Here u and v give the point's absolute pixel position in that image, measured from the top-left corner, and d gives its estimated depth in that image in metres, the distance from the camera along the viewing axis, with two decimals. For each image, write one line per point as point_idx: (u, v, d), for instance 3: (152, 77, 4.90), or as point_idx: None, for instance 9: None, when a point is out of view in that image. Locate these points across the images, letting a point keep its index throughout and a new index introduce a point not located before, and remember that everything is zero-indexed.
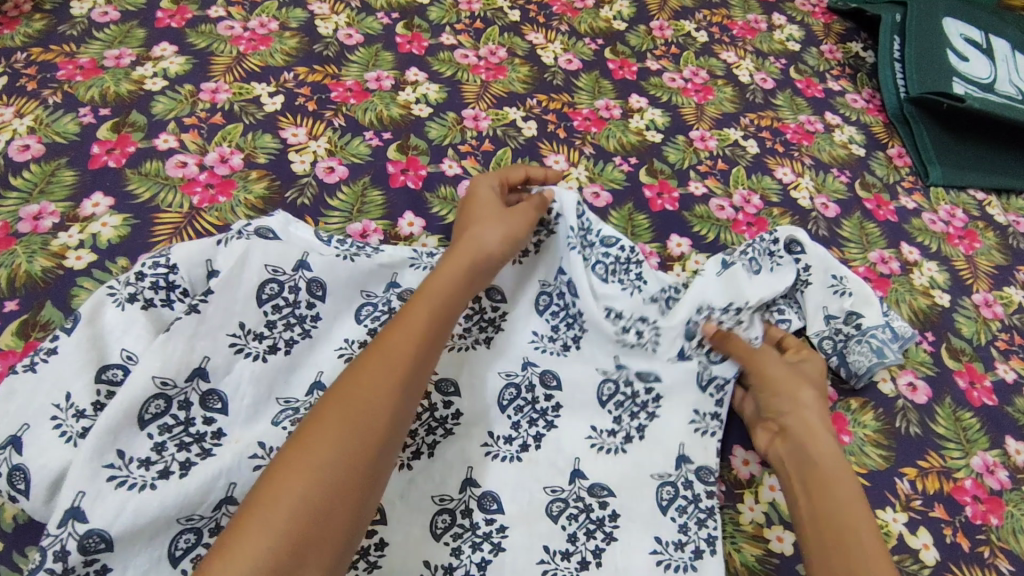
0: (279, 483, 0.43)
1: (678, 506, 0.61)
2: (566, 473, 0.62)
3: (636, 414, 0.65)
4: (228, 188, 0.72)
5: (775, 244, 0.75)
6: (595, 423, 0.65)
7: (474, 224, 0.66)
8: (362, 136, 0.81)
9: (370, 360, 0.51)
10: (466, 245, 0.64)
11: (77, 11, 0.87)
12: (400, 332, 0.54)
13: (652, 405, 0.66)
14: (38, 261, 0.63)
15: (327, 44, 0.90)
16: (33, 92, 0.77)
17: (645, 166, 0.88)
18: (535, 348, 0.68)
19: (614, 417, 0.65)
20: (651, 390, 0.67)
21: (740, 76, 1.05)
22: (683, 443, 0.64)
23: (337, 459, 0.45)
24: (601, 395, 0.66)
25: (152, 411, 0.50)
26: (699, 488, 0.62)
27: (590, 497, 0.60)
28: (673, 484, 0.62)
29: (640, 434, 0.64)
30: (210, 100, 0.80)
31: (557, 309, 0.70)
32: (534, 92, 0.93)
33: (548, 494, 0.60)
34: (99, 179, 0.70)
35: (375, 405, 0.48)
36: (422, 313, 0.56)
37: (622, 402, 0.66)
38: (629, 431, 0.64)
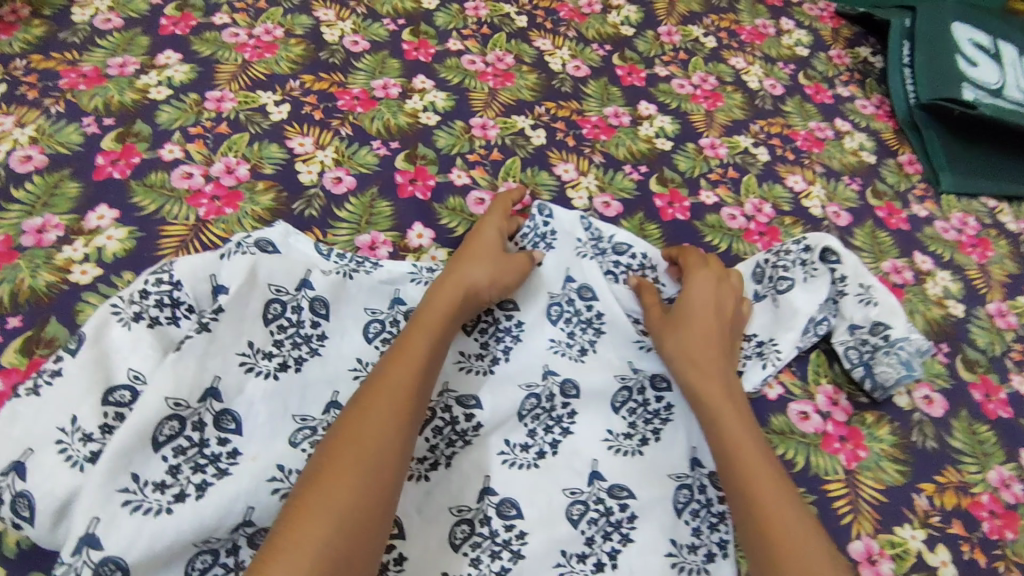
0: (308, 519, 0.43)
1: (692, 510, 0.60)
2: (585, 475, 0.60)
3: (650, 420, 0.64)
4: (235, 200, 0.71)
5: (807, 253, 0.75)
6: (612, 427, 0.64)
7: (467, 256, 0.66)
8: (370, 145, 0.80)
9: (376, 394, 0.51)
10: (457, 277, 0.64)
11: (79, 17, 0.86)
12: (403, 363, 0.54)
13: (665, 413, 0.65)
14: (42, 275, 0.62)
15: (333, 51, 0.89)
16: (34, 101, 0.76)
17: (655, 175, 0.87)
18: (554, 354, 0.67)
19: (628, 423, 0.64)
20: (662, 398, 0.66)
21: (750, 83, 1.05)
22: (696, 447, 0.63)
23: (356, 492, 0.45)
24: (615, 402, 0.65)
25: (166, 432, 0.49)
26: (712, 492, 0.61)
27: (609, 499, 0.59)
28: (689, 487, 0.61)
29: (655, 437, 0.64)
30: (215, 109, 0.79)
31: (570, 316, 0.69)
32: (542, 100, 0.92)
33: (567, 496, 0.59)
34: (103, 191, 0.69)
35: (383, 435, 0.49)
36: (423, 343, 0.56)
37: (635, 409, 0.65)
38: (645, 434, 0.64)
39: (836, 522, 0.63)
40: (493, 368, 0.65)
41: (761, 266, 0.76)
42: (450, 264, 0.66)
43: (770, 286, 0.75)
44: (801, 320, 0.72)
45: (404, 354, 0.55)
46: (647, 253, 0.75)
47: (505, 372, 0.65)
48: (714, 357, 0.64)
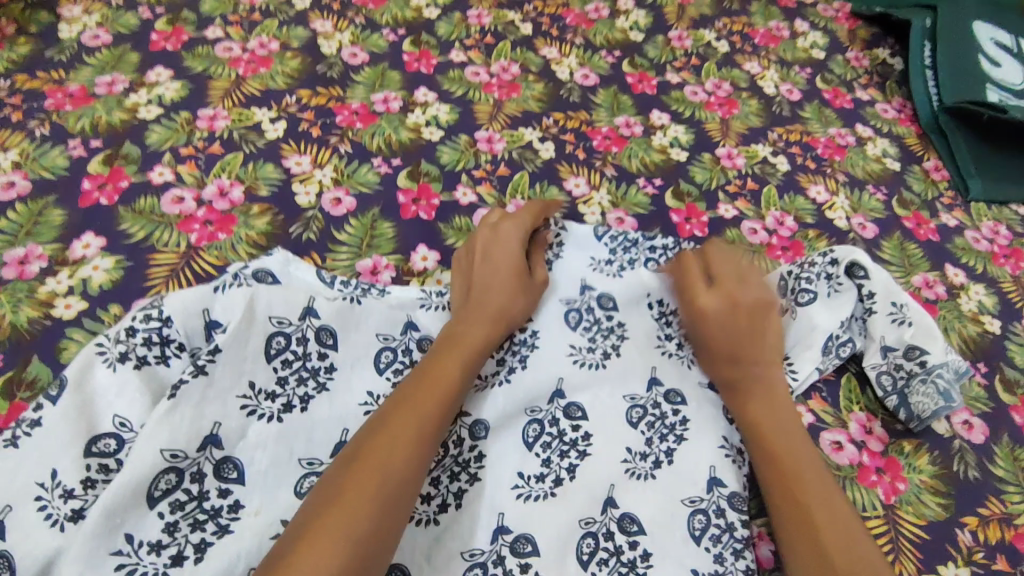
0: (307, 547, 0.38)
1: (712, 535, 0.55)
2: (599, 502, 0.56)
3: (665, 437, 0.60)
4: (228, 224, 0.67)
5: (834, 266, 0.70)
6: (630, 444, 0.59)
7: (501, 277, 0.62)
8: (370, 163, 0.76)
9: (405, 414, 0.48)
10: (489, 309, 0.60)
11: (66, 34, 0.83)
12: (432, 398, 0.50)
13: (680, 428, 0.61)
14: (23, 310, 0.58)
15: (330, 64, 0.86)
16: (18, 123, 0.72)
17: (671, 188, 0.83)
18: (575, 362, 0.63)
19: (646, 439, 0.60)
20: (679, 413, 0.62)
21: (766, 88, 1.00)
22: (715, 466, 0.59)
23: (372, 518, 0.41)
24: (630, 418, 0.61)
25: (162, 486, 0.46)
26: (733, 516, 0.56)
27: (620, 535, 0.54)
28: (705, 511, 0.56)
29: (669, 459, 0.59)
30: (208, 128, 0.75)
31: (590, 324, 0.66)
32: (550, 111, 0.88)
33: (581, 528, 0.54)
34: (90, 218, 0.65)
35: (403, 464, 0.45)
36: (455, 376, 0.53)
37: (653, 423, 0.61)
38: (659, 455, 0.59)
39: None
40: (509, 379, 0.61)
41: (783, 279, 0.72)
42: (487, 285, 0.62)
43: (789, 298, 0.70)
44: (819, 337, 0.67)
45: (431, 387, 0.51)
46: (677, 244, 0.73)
47: (520, 384, 0.60)
48: (774, 398, 0.61)
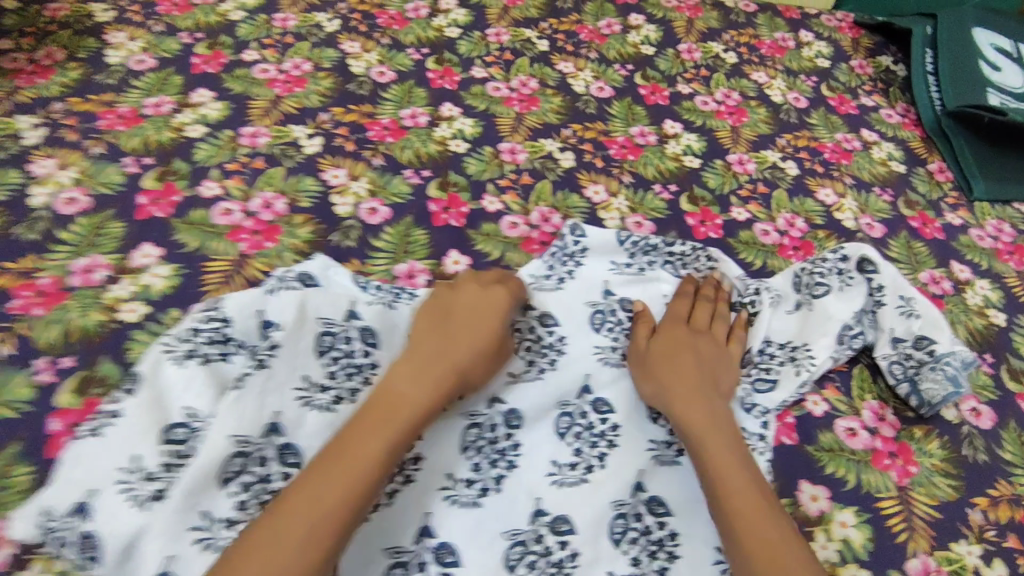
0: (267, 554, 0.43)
1: None
2: (630, 486, 0.60)
3: None
4: (274, 234, 0.72)
5: (844, 262, 0.75)
6: (653, 436, 0.63)
7: (457, 328, 0.60)
8: (402, 175, 0.81)
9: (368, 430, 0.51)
10: (439, 363, 0.56)
11: (113, 59, 0.89)
12: (371, 460, 0.49)
13: None
14: (92, 315, 0.63)
15: (360, 83, 0.91)
16: (74, 143, 0.77)
17: (686, 194, 0.87)
18: (598, 361, 0.67)
19: (668, 430, 0.63)
20: None
21: (773, 97, 1.05)
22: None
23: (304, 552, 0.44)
24: (652, 413, 0.64)
25: (232, 469, 0.50)
26: None
27: (649, 515, 0.58)
28: None
29: None
30: (250, 144, 0.80)
31: (612, 325, 0.70)
32: (568, 122, 0.92)
33: (613, 509, 0.58)
34: (147, 230, 0.70)
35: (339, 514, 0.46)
36: (388, 444, 0.50)
37: None
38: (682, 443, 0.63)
39: (890, 541, 0.61)
40: (540, 376, 0.64)
41: (797, 274, 0.76)
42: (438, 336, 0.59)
43: (805, 292, 0.74)
44: (833, 325, 0.72)
45: (353, 436, 0.50)
46: (696, 245, 0.78)
47: (551, 380, 0.64)
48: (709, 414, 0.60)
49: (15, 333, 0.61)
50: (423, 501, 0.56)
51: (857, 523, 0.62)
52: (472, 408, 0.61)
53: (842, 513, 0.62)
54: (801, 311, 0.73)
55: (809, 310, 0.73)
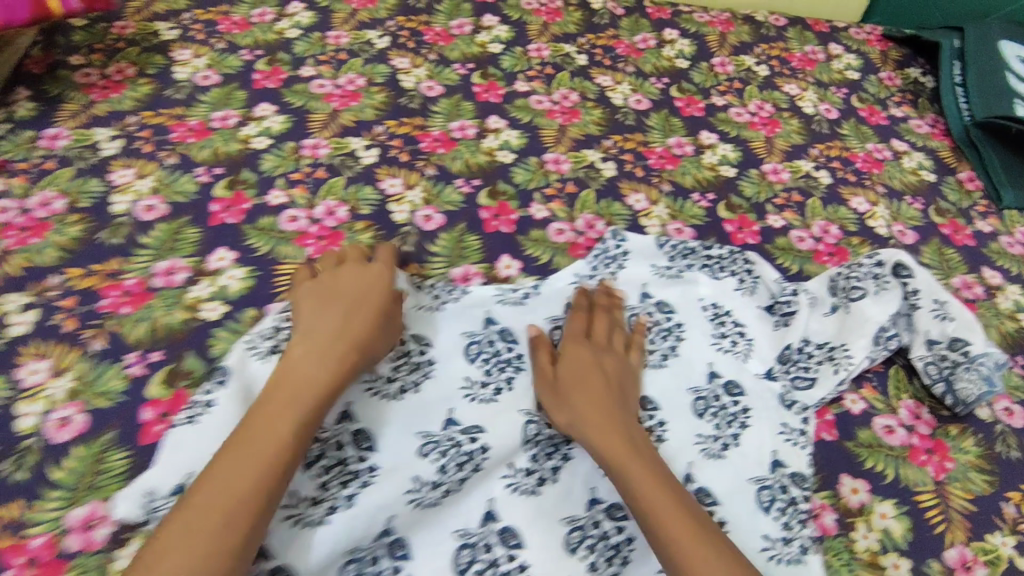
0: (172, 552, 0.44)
1: (778, 506, 0.62)
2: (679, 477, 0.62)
3: (730, 423, 0.67)
4: (337, 239, 0.77)
5: (880, 267, 0.79)
6: (700, 430, 0.66)
7: (352, 312, 0.60)
8: (454, 184, 0.85)
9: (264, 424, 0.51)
10: (324, 354, 0.56)
11: (180, 75, 0.94)
12: (269, 451, 0.49)
13: (742, 416, 0.68)
14: (176, 313, 0.68)
15: (411, 97, 0.96)
16: (149, 154, 0.83)
17: (724, 202, 0.90)
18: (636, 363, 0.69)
19: (714, 426, 0.66)
20: (739, 402, 0.69)
21: (805, 108, 1.08)
22: (776, 450, 0.66)
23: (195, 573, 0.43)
24: (696, 408, 0.67)
25: (314, 453, 0.56)
26: (795, 491, 0.63)
27: None
28: (770, 487, 0.63)
29: (736, 442, 0.66)
30: (312, 156, 0.85)
31: (650, 325, 0.73)
32: (609, 134, 0.97)
33: None
34: (220, 235, 0.75)
35: (228, 531, 0.46)
36: (286, 432, 0.51)
37: (717, 412, 0.67)
38: (726, 438, 0.66)
39: (929, 532, 0.64)
40: None
41: (833, 279, 0.79)
42: (330, 324, 0.59)
43: (842, 295, 0.78)
44: (870, 327, 0.74)
45: (251, 431, 0.50)
46: (733, 249, 0.82)
47: None
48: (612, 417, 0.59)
49: (105, 330, 0.66)
50: (486, 487, 0.59)
51: (896, 515, 0.65)
52: (528, 406, 0.63)
53: (881, 505, 0.65)
54: (838, 314, 0.76)
55: (845, 312, 0.76)
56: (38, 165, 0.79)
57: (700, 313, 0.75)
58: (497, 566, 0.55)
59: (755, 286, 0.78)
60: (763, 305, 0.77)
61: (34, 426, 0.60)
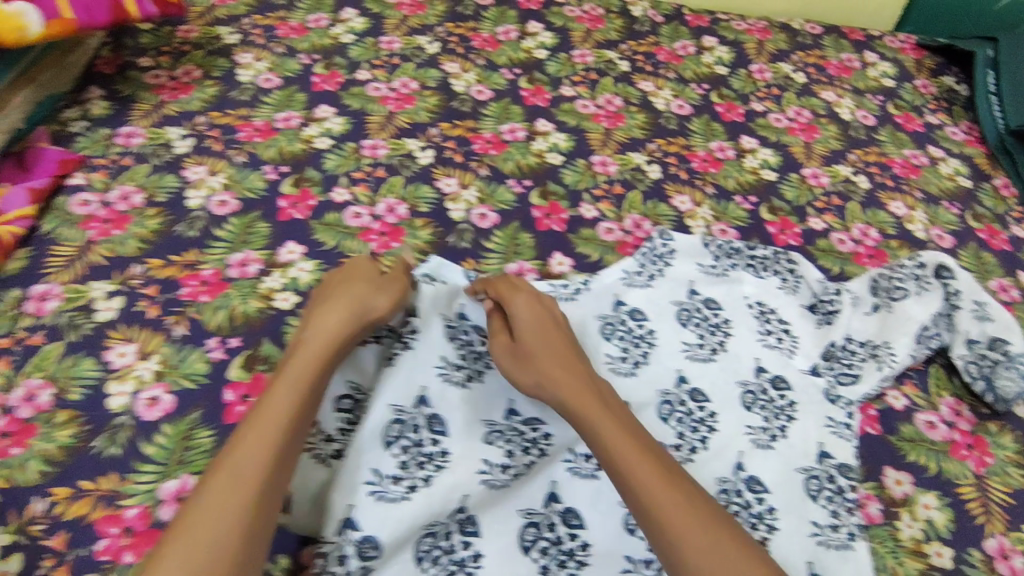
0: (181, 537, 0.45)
1: (826, 495, 0.65)
2: (731, 465, 0.65)
3: (778, 416, 0.70)
4: (399, 235, 0.81)
5: (922, 269, 0.82)
6: (749, 422, 0.69)
7: (344, 288, 0.64)
8: (506, 184, 0.89)
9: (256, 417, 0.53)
10: (318, 331, 0.60)
11: (244, 78, 0.99)
12: (264, 437, 0.51)
13: (789, 409, 0.71)
14: (251, 302, 0.72)
15: (462, 101, 1.00)
16: (219, 152, 0.87)
17: (766, 205, 0.93)
18: (687, 357, 0.73)
19: (762, 418, 0.69)
20: (785, 396, 0.72)
21: (843, 114, 1.11)
22: (823, 442, 0.69)
23: (218, 535, 0.45)
24: (745, 401, 0.70)
25: (393, 433, 0.59)
26: (841, 481, 0.66)
27: (748, 491, 0.64)
28: (818, 477, 0.66)
29: (784, 434, 0.69)
30: (372, 155, 0.89)
31: (699, 321, 0.76)
32: (653, 138, 1.00)
33: (718, 485, 0.64)
34: (290, 230, 0.79)
35: (242, 494, 0.48)
36: (283, 413, 0.53)
37: (765, 405, 0.70)
38: (774, 430, 0.69)
39: (971, 523, 0.66)
40: (636, 370, 0.71)
41: (874, 280, 0.82)
42: (317, 307, 0.63)
43: (885, 295, 0.81)
44: (913, 325, 0.77)
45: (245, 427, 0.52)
46: (776, 249, 0.85)
47: (645, 374, 0.71)
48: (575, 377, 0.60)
49: (187, 316, 0.71)
50: (549, 469, 0.61)
51: (939, 506, 0.67)
52: None
53: (924, 496, 0.68)
54: (880, 314, 0.79)
55: (889, 311, 0.79)
56: (116, 162, 0.84)
57: (746, 311, 0.78)
58: (561, 544, 0.58)
59: (797, 286, 0.81)
60: (806, 304, 0.80)
61: (126, 404, 0.64)
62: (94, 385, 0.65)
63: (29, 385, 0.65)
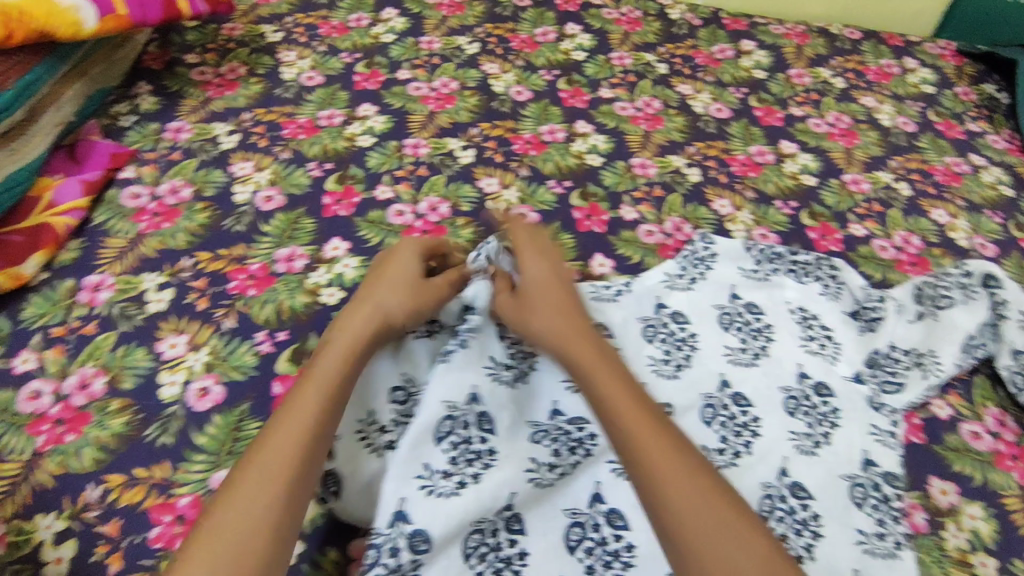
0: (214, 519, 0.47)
1: (871, 504, 0.65)
2: (775, 470, 0.65)
3: (821, 422, 0.69)
4: (441, 233, 0.81)
5: (968, 277, 0.82)
6: (793, 428, 0.68)
7: (375, 291, 0.63)
8: (547, 185, 0.89)
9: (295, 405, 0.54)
10: (346, 335, 0.60)
11: (287, 75, 1.00)
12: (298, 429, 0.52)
13: (832, 416, 0.70)
14: (298, 297, 0.73)
15: (502, 101, 1.01)
16: (265, 149, 0.88)
17: (806, 210, 0.93)
18: (729, 361, 0.72)
19: (806, 424, 0.69)
20: (828, 403, 0.71)
21: (882, 121, 1.10)
22: (867, 449, 0.68)
23: (243, 531, 0.46)
24: (788, 407, 0.70)
25: (444, 429, 0.59)
26: (887, 489, 0.66)
27: (792, 497, 0.64)
28: (863, 484, 0.66)
29: (827, 440, 0.68)
30: (414, 154, 0.90)
31: (741, 325, 0.76)
32: (692, 141, 1.00)
33: (762, 490, 0.64)
34: (334, 227, 0.80)
35: (269, 491, 0.48)
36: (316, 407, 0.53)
37: (808, 412, 0.70)
38: (818, 436, 0.68)
39: (1017, 535, 0.66)
40: (678, 373, 0.71)
41: (918, 287, 0.81)
42: (347, 312, 0.63)
43: (930, 303, 0.80)
44: (959, 334, 0.77)
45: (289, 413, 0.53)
46: (819, 255, 0.84)
47: (687, 377, 0.71)
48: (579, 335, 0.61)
49: (235, 309, 0.72)
50: (593, 470, 0.62)
51: (984, 516, 0.67)
52: None
53: (970, 506, 0.67)
54: (924, 322, 0.79)
55: (935, 320, 0.79)
56: (165, 156, 0.86)
57: (787, 316, 0.78)
58: (606, 545, 0.58)
59: (840, 290, 0.81)
60: (848, 310, 0.80)
61: (177, 394, 0.65)
62: (146, 375, 0.66)
63: (83, 372, 0.66)
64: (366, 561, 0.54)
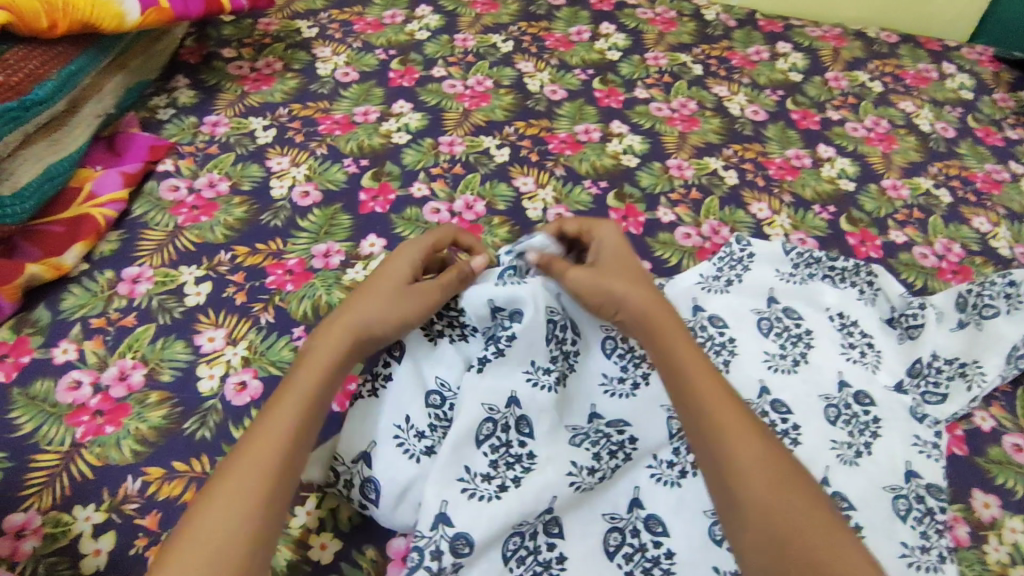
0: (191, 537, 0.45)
1: (915, 516, 0.63)
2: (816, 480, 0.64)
3: (863, 432, 0.68)
4: (477, 232, 0.81)
5: (1013, 287, 0.78)
6: (835, 437, 0.67)
7: (355, 299, 0.61)
8: (582, 185, 0.89)
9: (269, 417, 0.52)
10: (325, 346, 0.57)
11: (323, 71, 1.00)
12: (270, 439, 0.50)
13: (874, 425, 0.69)
14: (336, 293, 0.73)
15: (537, 100, 1.00)
16: (301, 144, 0.88)
17: (845, 215, 0.91)
18: (768, 368, 0.72)
19: (847, 433, 0.68)
20: (869, 412, 0.70)
21: (921, 126, 1.08)
22: (910, 460, 0.67)
23: (222, 545, 0.45)
24: (829, 416, 0.69)
25: (485, 431, 0.59)
26: (931, 502, 0.65)
27: None
28: (906, 496, 0.64)
29: (870, 450, 0.67)
30: (449, 152, 0.89)
31: (780, 331, 0.75)
32: (729, 143, 0.99)
33: None
34: (370, 223, 0.80)
35: (245, 503, 0.47)
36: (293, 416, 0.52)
37: (849, 420, 0.69)
38: (860, 446, 0.67)
39: None
40: None
41: (961, 296, 0.79)
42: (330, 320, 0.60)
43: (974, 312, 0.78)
44: (1003, 345, 0.76)
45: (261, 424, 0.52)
46: (858, 261, 0.81)
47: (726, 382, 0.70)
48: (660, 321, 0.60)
49: (273, 304, 0.72)
50: (632, 475, 0.61)
51: None
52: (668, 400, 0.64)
53: (1014, 520, 0.66)
54: (965, 332, 0.76)
55: (979, 329, 0.77)
56: (202, 150, 0.86)
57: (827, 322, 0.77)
58: (645, 552, 0.58)
59: (875, 297, 0.79)
60: (885, 317, 0.78)
61: (215, 388, 0.65)
62: (185, 368, 0.67)
63: (122, 364, 0.66)
64: (408, 561, 0.54)
